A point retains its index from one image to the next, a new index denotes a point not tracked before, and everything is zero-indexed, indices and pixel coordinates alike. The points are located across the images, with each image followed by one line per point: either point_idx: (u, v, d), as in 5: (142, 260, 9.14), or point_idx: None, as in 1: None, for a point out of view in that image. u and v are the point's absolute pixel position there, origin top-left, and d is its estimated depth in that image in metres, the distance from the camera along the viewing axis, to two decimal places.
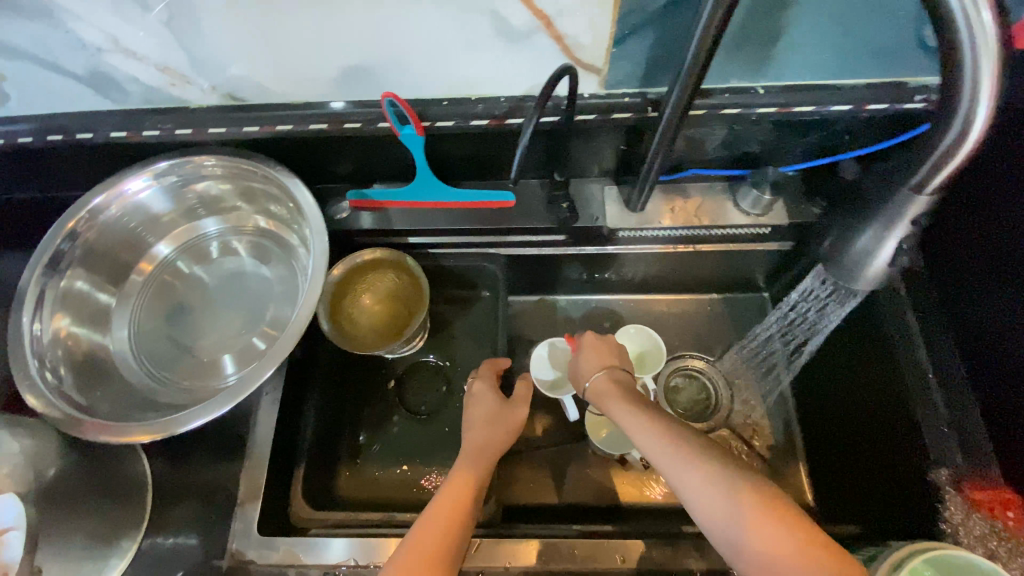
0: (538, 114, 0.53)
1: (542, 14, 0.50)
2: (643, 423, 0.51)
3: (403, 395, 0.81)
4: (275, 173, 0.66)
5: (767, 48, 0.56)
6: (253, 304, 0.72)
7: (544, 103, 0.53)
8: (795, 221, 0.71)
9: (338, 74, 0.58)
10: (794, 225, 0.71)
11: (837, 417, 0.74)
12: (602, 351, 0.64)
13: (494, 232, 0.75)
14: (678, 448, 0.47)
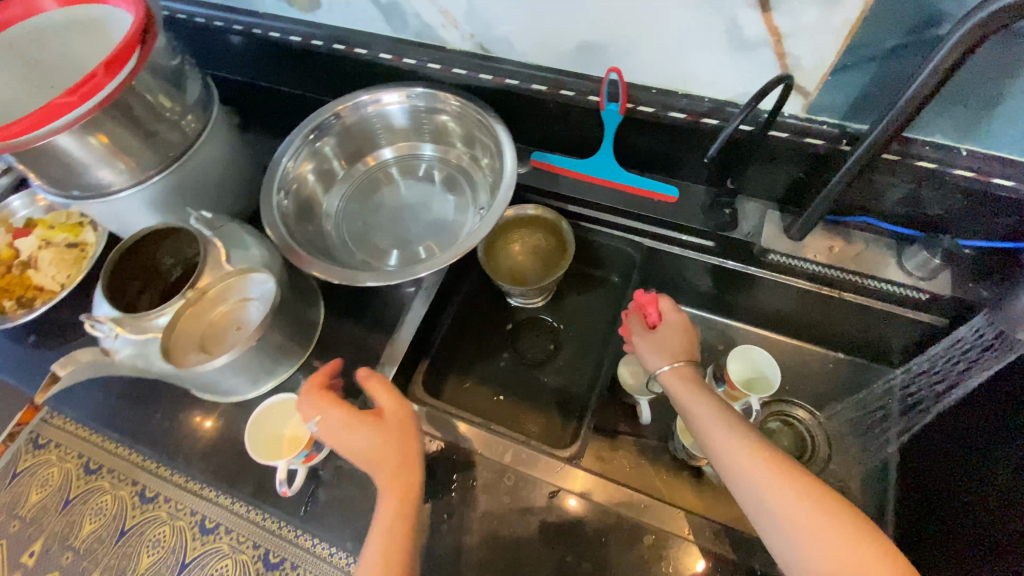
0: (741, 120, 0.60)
1: (775, 31, 0.57)
2: (713, 425, 0.56)
3: (518, 339, 0.91)
4: (492, 124, 0.78)
5: (984, 111, 0.57)
6: (434, 222, 0.85)
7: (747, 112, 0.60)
8: (956, 295, 0.70)
9: (576, 46, 0.69)
10: (956, 301, 0.70)
11: (929, 497, 0.69)
12: (675, 341, 0.65)
13: (650, 220, 0.82)
14: (746, 453, 0.52)
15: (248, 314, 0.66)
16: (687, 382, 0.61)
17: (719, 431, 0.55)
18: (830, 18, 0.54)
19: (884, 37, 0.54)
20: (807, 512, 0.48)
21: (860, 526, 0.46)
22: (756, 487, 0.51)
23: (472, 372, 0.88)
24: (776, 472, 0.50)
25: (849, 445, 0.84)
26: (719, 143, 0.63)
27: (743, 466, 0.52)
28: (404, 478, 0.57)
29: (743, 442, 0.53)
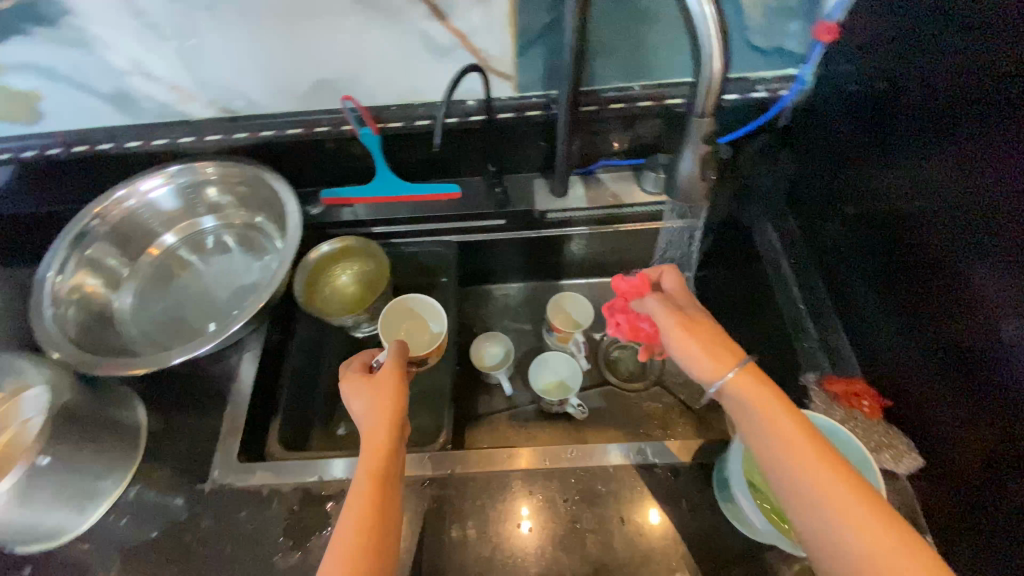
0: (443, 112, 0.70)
1: (459, 32, 0.69)
2: (781, 434, 0.47)
3: (371, 366, 0.93)
4: (262, 175, 0.82)
5: (633, 54, 0.75)
6: (237, 286, 0.85)
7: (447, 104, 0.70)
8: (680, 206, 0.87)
9: (310, 86, 0.77)
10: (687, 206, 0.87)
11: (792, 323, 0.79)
12: (712, 343, 0.54)
13: (444, 219, 0.90)
14: (831, 472, 0.44)
15: (28, 433, 0.62)
16: (754, 392, 0.49)
17: (797, 452, 0.45)
18: (492, 13, 0.67)
19: (536, 18, 0.68)
20: (868, 531, 0.41)
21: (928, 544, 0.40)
22: (811, 496, 0.43)
23: (336, 417, 0.88)
24: (849, 493, 0.43)
25: None
26: (437, 137, 0.73)
27: (813, 483, 0.44)
28: (379, 490, 0.52)
29: (802, 449, 0.45)
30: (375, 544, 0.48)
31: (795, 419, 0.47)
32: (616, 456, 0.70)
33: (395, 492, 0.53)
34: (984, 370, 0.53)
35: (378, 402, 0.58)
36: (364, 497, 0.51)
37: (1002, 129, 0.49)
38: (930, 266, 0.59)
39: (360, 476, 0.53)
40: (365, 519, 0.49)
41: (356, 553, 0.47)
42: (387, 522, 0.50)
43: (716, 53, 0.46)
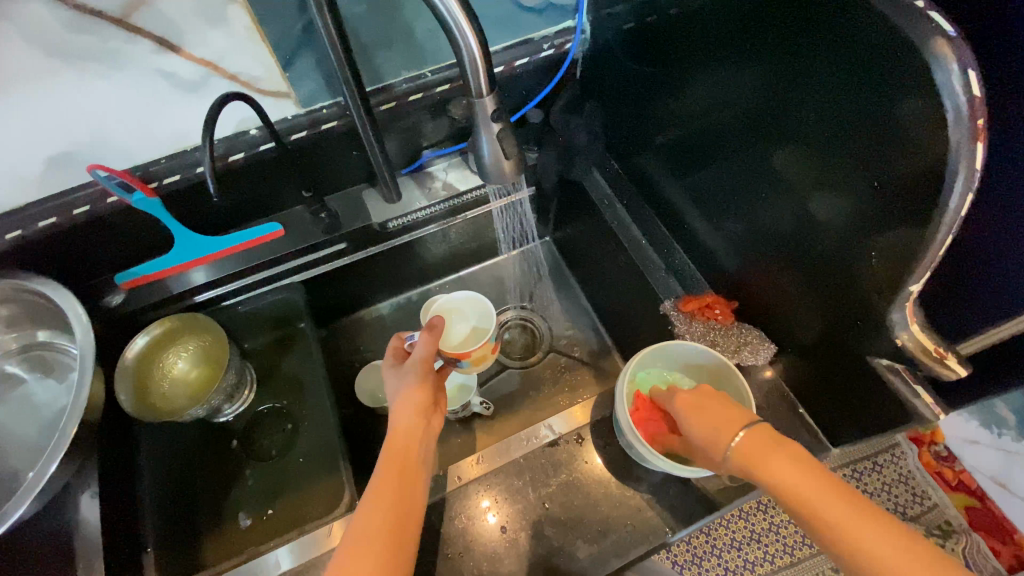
0: (212, 154, 0.57)
1: (204, 61, 0.63)
2: (707, 433, 0.53)
3: (251, 445, 0.83)
4: (23, 283, 0.68)
5: (410, 41, 0.72)
6: (47, 415, 0.73)
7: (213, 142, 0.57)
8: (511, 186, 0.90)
9: (46, 164, 0.64)
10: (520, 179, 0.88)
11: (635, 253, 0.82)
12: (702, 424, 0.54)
13: (276, 262, 0.81)
14: (760, 459, 0.48)
15: None
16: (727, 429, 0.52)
17: (751, 448, 0.49)
18: None
19: None
20: (810, 494, 0.45)
21: (829, 483, 0.45)
22: (774, 485, 0.47)
23: (227, 513, 0.77)
24: (797, 468, 0.46)
25: (557, 308, 1.01)
26: (213, 183, 0.58)
27: (760, 470, 0.48)
28: (403, 484, 0.55)
29: (754, 441, 0.50)
30: (395, 534, 0.52)
31: (739, 410, 0.53)
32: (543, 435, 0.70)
33: (418, 482, 0.57)
34: (808, 251, 0.61)
35: (406, 395, 0.63)
36: (386, 490, 0.54)
37: (765, 38, 0.55)
38: (743, 173, 0.66)
39: (381, 471, 0.56)
40: (385, 512, 0.53)
41: (380, 546, 0.50)
42: (406, 512, 0.54)
43: (462, 30, 0.44)
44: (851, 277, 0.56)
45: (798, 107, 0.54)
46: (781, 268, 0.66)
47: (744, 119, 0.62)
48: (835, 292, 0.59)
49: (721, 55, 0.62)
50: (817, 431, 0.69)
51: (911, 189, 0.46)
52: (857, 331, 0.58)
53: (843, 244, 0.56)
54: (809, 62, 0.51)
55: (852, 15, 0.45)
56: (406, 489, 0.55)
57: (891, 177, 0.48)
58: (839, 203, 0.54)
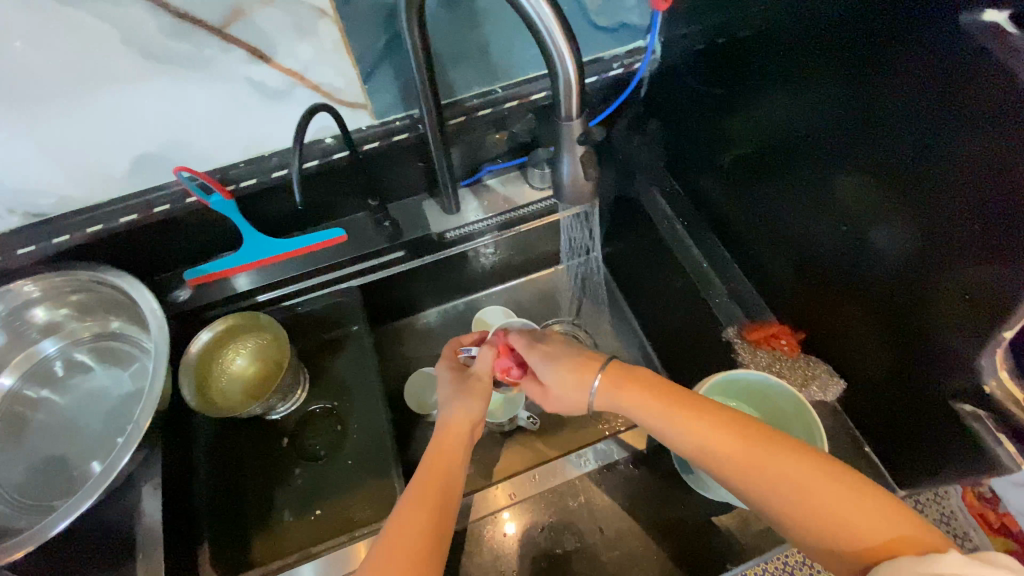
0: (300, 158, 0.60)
1: (291, 72, 0.62)
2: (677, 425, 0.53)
3: (300, 446, 0.83)
4: (101, 275, 0.70)
5: (486, 57, 0.72)
6: (112, 405, 0.75)
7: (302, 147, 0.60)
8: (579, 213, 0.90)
9: (132, 163, 0.66)
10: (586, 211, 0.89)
11: (697, 271, 0.81)
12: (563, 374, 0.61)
13: (336, 266, 0.83)
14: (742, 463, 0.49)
15: None
16: (620, 385, 0.57)
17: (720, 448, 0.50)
18: (323, 44, 0.60)
19: (372, 40, 0.62)
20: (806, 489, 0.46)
21: (734, 437, 0.50)
22: (756, 482, 0.48)
23: (276, 511, 0.78)
24: (759, 447, 0.49)
25: (607, 325, 1.00)
26: (298, 193, 0.62)
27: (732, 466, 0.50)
28: (440, 490, 0.56)
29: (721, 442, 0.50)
30: (430, 536, 0.52)
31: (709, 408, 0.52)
32: (593, 459, 0.69)
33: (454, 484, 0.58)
34: (885, 286, 0.60)
35: (462, 405, 0.63)
36: (425, 493, 0.55)
37: (852, 71, 0.54)
38: (816, 199, 0.65)
39: (422, 468, 0.58)
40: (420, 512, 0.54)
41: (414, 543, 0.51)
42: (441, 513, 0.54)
43: (565, 63, 0.45)
44: (931, 317, 0.55)
45: (885, 142, 0.54)
46: (851, 301, 0.65)
47: (824, 147, 0.62)
48: (913, 330, 0.58)
49: (801, 83, 0.61)
50: (883, 471, 0.67)
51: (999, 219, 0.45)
52: (935, 374, 0.56)
53: (924, 281, 0.54)
54: (899, 98, 0.50)
55: (960, 63, 0.44)
56: (445, 491, 0.56)
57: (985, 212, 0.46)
58: (922, 241, 0.53)
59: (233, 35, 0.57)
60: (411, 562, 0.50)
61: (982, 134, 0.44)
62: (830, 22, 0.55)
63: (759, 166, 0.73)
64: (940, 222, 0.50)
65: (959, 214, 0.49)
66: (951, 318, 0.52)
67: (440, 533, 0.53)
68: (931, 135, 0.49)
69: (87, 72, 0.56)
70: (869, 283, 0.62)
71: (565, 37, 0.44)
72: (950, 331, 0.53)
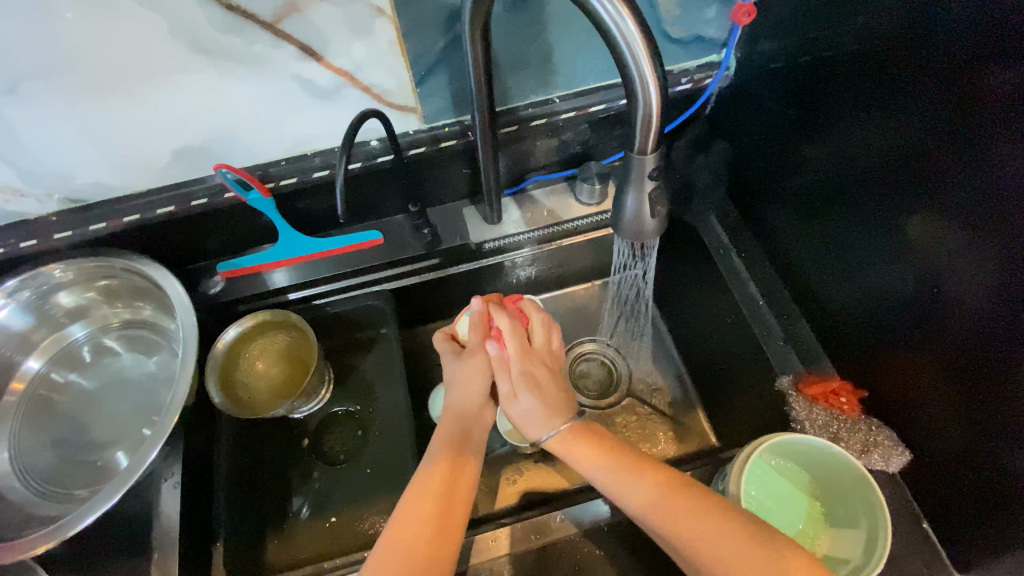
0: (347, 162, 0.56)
1: (342, 71, 0.58)
2: (626, 479, 0.57)
3: (320, 449, 0.81)
4: (133, 264, 0.69)
5: (547, 65, 0.68)
6: (136, 394, 0.75)
7: (350, 151, 0.56)
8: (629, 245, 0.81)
9: (172, 156, 0.64)
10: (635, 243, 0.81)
11: (747, 307, 0.77)
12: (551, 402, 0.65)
13: (370, 270, 0.80)
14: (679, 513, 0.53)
15: None
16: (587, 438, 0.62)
17: (671, 517, 0.53)
18: (377, 44, 0.57)
19: (429, 44, 0.58)
20: (740, 554, 0.49)
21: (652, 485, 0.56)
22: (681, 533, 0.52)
23: (293, 511, 0.77)
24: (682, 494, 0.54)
25: (642, 349, 0.96)
26: (341, 202, 0.57)
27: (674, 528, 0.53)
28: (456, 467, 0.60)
29: (660, 503, 0.54)
30: (440, 521, 0.55)
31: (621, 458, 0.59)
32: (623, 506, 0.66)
33: (468, 474, 0.60)
34: (959, 353, 0.54)
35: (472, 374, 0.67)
36: (430, 495, 0.56)
37: (959, 115, 0.48)
38: (888, 246, 0.60)
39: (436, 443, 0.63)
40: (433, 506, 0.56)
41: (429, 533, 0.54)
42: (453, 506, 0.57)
43: (650, 94, 0.40)
44: (1011, 397, 0.49)
45: (984, 194, 0.48)
46: (918, 364, 0.59)
47: (904, 194, 0.56)
48: (989, 407, 0.52)
49: (889, 118, 0.55)
50: (939, 551, 0.61)
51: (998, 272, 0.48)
52: (1014, 461, 0.51)
53: (1012, 357, 0.49)
54: (1014, 152, 0.44)
55: None
56: (456, 466, 0.59)
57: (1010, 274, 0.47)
58: (1006, 308, 0.48)
59: (285, 31, 0.53)
60: (417, 539, 0.53)
61: None
62: (942, 57, 0.48)
63: (827, 203, 0.67)
64: None
65: None
66: None
67: (453, 507, 0.57)
68: None
69: (129, 62, 0.53)
70: (937, 348, 0.56)
71: (652, 67, 0.39)
72: None
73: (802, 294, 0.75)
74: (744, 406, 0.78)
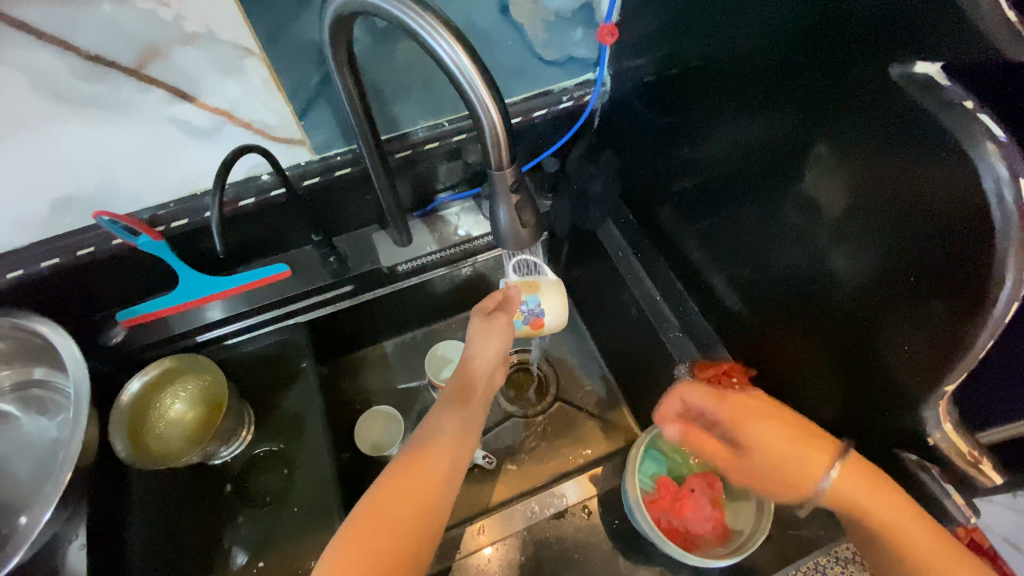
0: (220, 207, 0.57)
1: (218, 111, 0.59)
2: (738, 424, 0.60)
3: (245, 492, 0.79)
4: (22, 321, 0.66)
5: (431, 92, 0.71)
6: (36, 458, 0.71)
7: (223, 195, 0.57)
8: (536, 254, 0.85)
9: (50, 208, 0.62)
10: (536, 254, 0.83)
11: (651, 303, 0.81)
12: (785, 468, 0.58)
13: (279, 303, 0.80)
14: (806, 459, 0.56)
15: None
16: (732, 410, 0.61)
17: (847, 481, 0.53)
18: (251, 82, 0.58)
19: (305, 78, 0.60)
20: (876, 508, 0.51)
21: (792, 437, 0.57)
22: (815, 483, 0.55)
23: (224, 559, 0.74)
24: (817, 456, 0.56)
25: (569, 354, 0.98)
26: (218, 241, 0.59)
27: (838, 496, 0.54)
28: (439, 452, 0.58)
29: (848, 476, 0.53)
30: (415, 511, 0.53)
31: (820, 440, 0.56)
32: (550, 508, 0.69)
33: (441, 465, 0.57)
34: (838, 331, 0.58)
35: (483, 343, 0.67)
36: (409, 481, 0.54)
37: (788, 112, 0.54)
38: (769, 239, 0.64)
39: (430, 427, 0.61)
40: (413, 495, 0.53)
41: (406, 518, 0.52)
42: (433, 492, 0.55)
43: (490, 114, 0.43)
44: (885, 371, 0.53)
45: (842, 189, 0.51)
46: (801, 337, 0.64)
47: (774, 188, 0.61)
48: (863, 376, 0.57)
49: (740, 115, 0.61)
50: None
51: (936, 257, 0.44)
52: (891, 417, 0.55)
53: (877, 325, 0.53)
54: (840, 136, 0.49)
55: (895, 113, 0.44)
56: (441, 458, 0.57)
57: (955, 256, 0.43)
58: (861, 279, 0.53)
59: (150, 76, 0.54)
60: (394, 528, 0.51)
61: (924, 188, 0.43)
62: (765, 63, 0.55)
63: (703, 197, 0.73)
64: (890, 272, 0.49)
65: (908, 269, 0.47)
66: (904, 364, 0.51)
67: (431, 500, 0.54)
68: (876, 184, 0.48)
69: None
70: (818, 323, 0.61)
71: (489, 91, 0.42)
72: (902, 378, 0.52)
73: (699, 284, 0.80)
74: (659, 397, 0.82)
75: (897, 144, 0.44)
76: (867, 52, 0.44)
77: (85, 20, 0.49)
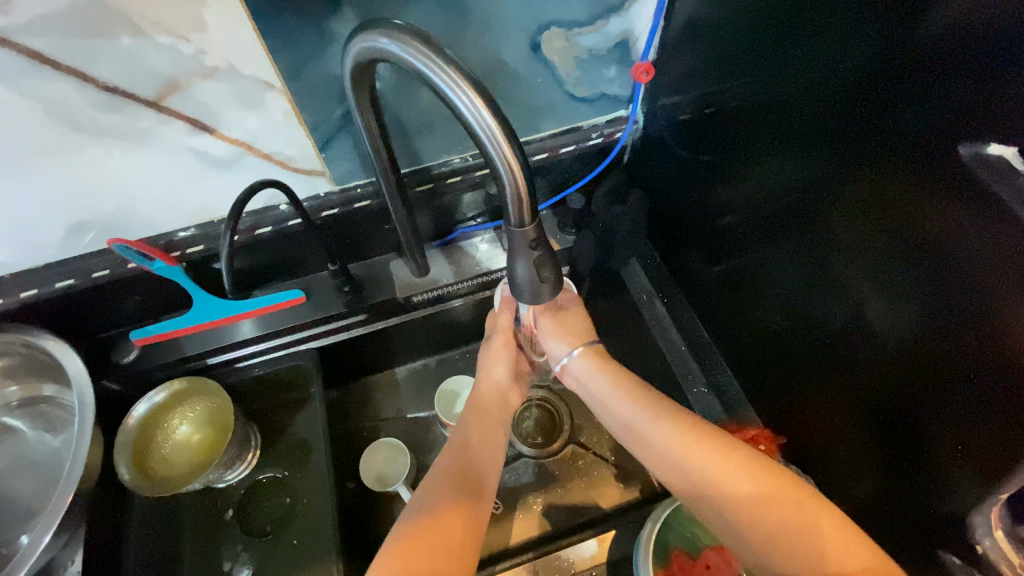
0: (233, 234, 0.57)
1: (238, 142, 0.58)
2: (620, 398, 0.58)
3: (247, 520, 0.75)
4: (34, 340, 0.66)
5: (456, 126, 0.69)
6: (40, 475, 0.70)
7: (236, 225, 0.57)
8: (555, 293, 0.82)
9: (68, 230, 0.62)
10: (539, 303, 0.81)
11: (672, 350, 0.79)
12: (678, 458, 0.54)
13: (291, 330, 0.79)
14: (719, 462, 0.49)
15: None
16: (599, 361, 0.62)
17: (760, 492, 0.47)
18: (273, 116, 0.57)
19: (326, 113, 0.58)
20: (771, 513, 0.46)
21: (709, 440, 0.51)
22: (721, 487, 0.49)
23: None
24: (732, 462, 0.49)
25: None
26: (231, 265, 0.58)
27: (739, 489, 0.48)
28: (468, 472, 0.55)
29: (763, 486, 0.47)
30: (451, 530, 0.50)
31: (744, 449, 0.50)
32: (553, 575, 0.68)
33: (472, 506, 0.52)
34: (880, 409, 0.53)
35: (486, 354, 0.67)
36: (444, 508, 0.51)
37: (829, 172, 0.51)
38: (807, 300, 0.59)
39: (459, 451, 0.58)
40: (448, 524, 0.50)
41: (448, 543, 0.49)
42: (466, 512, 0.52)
43: (513, 173, 0.41)
44: (928, 456, 0.48)
45: (894, 264, 0.47)
46: (837, 405, 0.59)
47: (812, 249, 0.56)
48: (903, 462, 0.51)
49: (777, 168, 0.58)
50: None
51: (985, 356, 0.40)
52: (937, 510, 0.49)
53: (922, 405, 0.47)
54: (892, 203, 0.45)
55: (956, 189, 0.39)
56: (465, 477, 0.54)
57: (1005, 361, 0.39)
58: (904, 351, 0.48)
59: (170, 107, 0.53)
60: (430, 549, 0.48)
61: (983, 268, 0.39)
62: (808, 117, 0.51)
63: (734, 246, 0.70)
64: (936, 347, 0.45)
65: (956, 348, 0.43)
66: (947, 450, 0.46)
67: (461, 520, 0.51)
68: (927, 254, 0.43)
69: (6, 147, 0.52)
70: (857, 392, 0.56)
71: (513, 149, 0.40)
72: (948, 467, 0.46)
73: (726, 334, 0.76)
74: None
75: (955, 221, 0.40)
76: (930, 122, 0.40)
77: (105, 52, 0.47)
